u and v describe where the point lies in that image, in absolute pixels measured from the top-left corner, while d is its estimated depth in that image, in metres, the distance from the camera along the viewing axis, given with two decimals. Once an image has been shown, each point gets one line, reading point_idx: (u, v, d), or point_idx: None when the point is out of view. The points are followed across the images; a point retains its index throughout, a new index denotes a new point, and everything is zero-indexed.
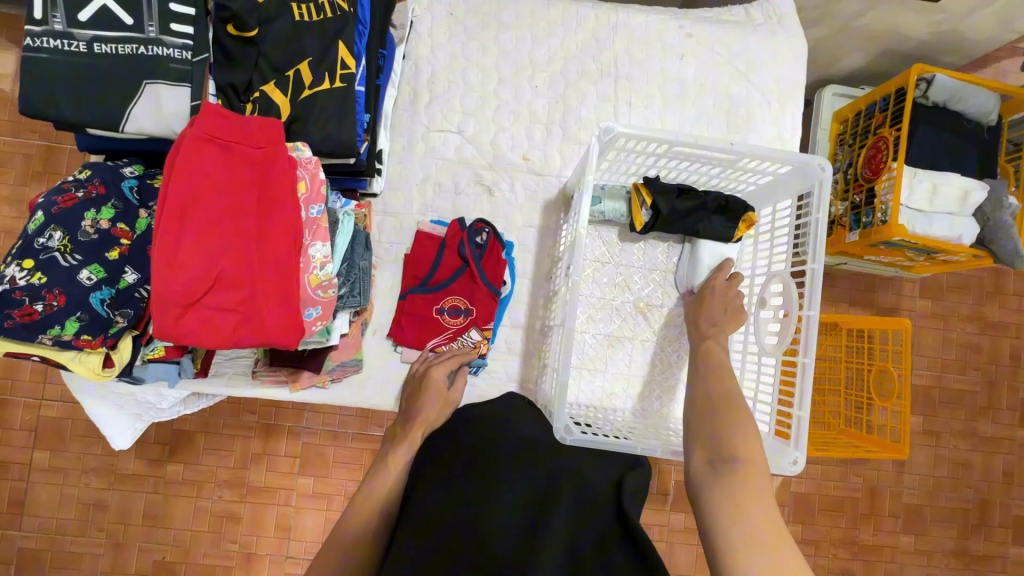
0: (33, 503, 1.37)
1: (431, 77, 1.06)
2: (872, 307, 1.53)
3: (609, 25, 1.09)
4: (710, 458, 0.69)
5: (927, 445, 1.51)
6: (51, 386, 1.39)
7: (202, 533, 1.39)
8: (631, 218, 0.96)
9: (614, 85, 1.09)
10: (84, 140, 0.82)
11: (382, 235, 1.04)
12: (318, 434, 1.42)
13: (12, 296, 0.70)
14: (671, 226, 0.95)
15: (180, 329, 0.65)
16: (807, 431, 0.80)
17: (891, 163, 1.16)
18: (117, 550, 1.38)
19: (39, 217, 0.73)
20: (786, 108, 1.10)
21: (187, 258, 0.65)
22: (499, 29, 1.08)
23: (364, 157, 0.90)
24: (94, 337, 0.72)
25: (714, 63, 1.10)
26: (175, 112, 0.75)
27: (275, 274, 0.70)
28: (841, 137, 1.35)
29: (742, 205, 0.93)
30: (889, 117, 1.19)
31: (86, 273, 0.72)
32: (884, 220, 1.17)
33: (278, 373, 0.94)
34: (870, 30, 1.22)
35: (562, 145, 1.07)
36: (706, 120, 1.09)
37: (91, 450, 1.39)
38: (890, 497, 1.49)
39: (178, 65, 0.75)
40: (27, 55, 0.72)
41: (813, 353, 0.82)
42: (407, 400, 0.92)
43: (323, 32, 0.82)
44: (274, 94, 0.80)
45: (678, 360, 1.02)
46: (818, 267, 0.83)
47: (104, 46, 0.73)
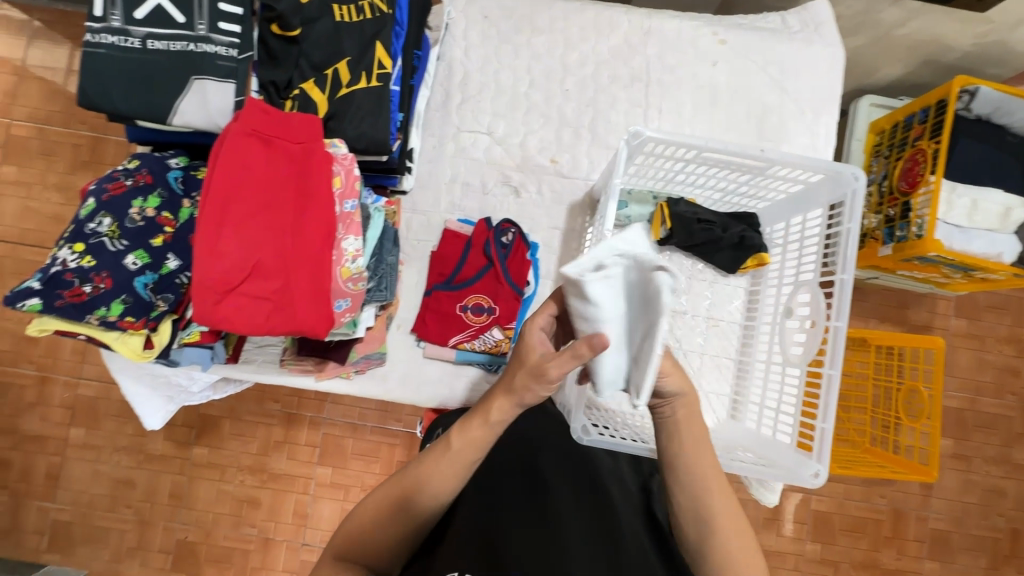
0: (67, 477, 1.43)
1: (464, 78, 1.08)
2: (904, 324, 1.49)
3: (642, 30, 1.09)
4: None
5: (958, 469, 1.46)
6: (88, 366, 1.45)
7: (223, 516, 1.43)
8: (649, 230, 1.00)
9: (645, 91, 1.09)
10: (134, 132, 0.86)
11: (411, 231, 1.06)
12: (338, 425, 1.45)
13: (62, 277, 0.73)
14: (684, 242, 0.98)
15: (217, 314, 0.68)
16: (830, 444, 0.79)
17: (929, 176, 1.13)
18: (143, 527, 1.43)
19: (90, 204, 0.77)
20: (821, 116, 1.08)
21: (226, 247, 0.68)
22: (533, 33, 1.09)
23: (397, 154, 0.93)
24: (137, 319, 0.76)
25: (747, 70, 1.09)
26: (220, 108, 0.78)
27: (308, 266, 0.72)
28: (877, 148, 1.32)
29: (757, 244, 0.97)
30: (929, 128, 1.16)
31: (131, 259, 0.76)
32: (920, 234, 1.14)
33: (305, 363, 0.96)
34: (911, 40, 1.19)
35: (591, 149, 1.08)
36: (737, 127, 1.08)
37: (123, 430, 1.45)
38: (915, 521, 1.44)
39: (225, 62, 0.78)
40: (87, 50, 0.76)
41: (839, 365, 0.81)
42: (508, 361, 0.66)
43: (362, 33, 0.85)
44: (313, 92, 0.83)
45: (700, 368, 1.01)
46: (847, 278, 0.82)
47: (156, 43, 0.77)
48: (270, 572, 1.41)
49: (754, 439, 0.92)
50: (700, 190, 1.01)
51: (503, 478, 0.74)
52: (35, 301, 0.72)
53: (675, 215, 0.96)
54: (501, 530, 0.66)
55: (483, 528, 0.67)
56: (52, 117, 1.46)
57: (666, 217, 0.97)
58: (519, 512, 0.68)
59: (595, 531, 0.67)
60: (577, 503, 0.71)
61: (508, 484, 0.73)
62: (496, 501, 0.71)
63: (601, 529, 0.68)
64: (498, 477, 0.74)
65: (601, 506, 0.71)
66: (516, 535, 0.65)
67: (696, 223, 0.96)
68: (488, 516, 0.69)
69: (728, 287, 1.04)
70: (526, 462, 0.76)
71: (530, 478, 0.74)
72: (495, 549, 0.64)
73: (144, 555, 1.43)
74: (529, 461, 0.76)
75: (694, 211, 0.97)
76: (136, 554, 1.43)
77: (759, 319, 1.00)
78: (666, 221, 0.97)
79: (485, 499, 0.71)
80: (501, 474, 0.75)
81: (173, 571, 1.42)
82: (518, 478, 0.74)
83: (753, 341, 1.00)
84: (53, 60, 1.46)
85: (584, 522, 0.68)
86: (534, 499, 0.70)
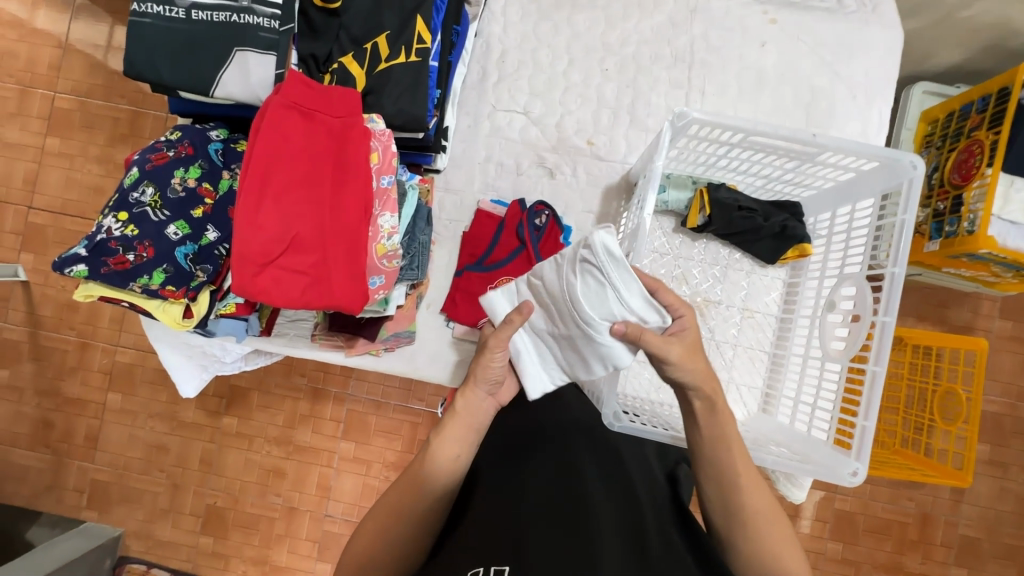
0: (105, 440, 1.50)
1: (501, 56, 1.06)
2: (945, 324, 1.43)
3: (688, 8, 1.06)
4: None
5: (992, 476, 1.41)
6: (125, 335, 1.50)
7: (250, 484, 1.48)
8: (687, 216, 0.98)
9: (687, 72, 1.05)
10: (176, 104, 0.87)
11: (443, 211, 1.05)
12: (362, 402, 1.47)
13: (107, 245, 0.75)
14: (720, 229, 0.95)
15: (256, 286, 0.69)
16: (871, 442, 0.76)
17: (984, 169, 1.07)
18: (175, 491, 1.49)
19: (134, 173, 0.78)
20: (874, 102, 1.03)
21: (266, 220, 0.68)
22: (574, 10, 1.06)
23: (432, 132, 0.92)
24: (177, 288, 0.77)
25: (798, 52, 1.04)
26: (261, 79, 0.78)
27: (344, 241, 0.72)
28: (929, 138, 1.26)
29: (801, 233, 0.94)
30: (988, 118, 1.09)
31: (173, 229, 0.77)
32: (971, 230, 1.09)
33: (335, 338, 0.98)
34: (976, 22, 1.12)
35: (628, 131, 1.05)
36: (783, 112, 1.04)
37: (157, 396, 1.50)
38: (944, 526, 1.40)
39: (266, 34, 0.77)
40: (134, 19, 0.76)
41: (884, 361, 0.77)
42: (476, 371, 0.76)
43: (402, 6, 0.83)
44: (352, 66, 0.82)
45: (732, 360, 0.99)
46: (898, 271, 0.78)
47: (200, 13, 0.77)
48: (294, 540, 1.46)
49: (786, 433, 0.90)
50: (741, 177, 0.98)
51: (526, 465, 0.72)
52: (81, 267, 0.74)
53: (714, 204, 0.93)
54: (522, 514, 0.64)
55: (504, 515, 0.65)
56: (94, 90, 1.49)
57: (705, 203, 0.93)
58: (542, 498, 0.66)
59: (623, 526, 0.65)
60: (603, 493, 0.68)
61: (531, 470, 0.71)
62: (517, 486, 0.69)
63: (627, 525, 0.65)
64: (522, 463, 0.73)
65: (625, 502, 0.68)
66: (539, 524, 0.63)
67: (734, 213, 0.93)
68: (509, 503, 0.66)
69: (765, 279, 1.01)
70: (551, 449, 0.75)
71: (556, 464, 0.72)
72: (518, 535, 0.61)
73: (176, 517, 1.48)
74: (552, 448, 0.75)
75: (737, 197, 0.94)
76: (168, 515, 1.48)
77: (797, 312, 0.97)
78: (705, 208, 0.94)
79: (506, 486, 0.70)
80: (522, 461, 0.73)
81: (202, 534, 1.48)
82: (544, 465, 0.72)
83: (790, 334, 0.97)
84: (96, 35, 1.49)
85: (612, 513, 0.66)
86: (560, 486, 0.68)
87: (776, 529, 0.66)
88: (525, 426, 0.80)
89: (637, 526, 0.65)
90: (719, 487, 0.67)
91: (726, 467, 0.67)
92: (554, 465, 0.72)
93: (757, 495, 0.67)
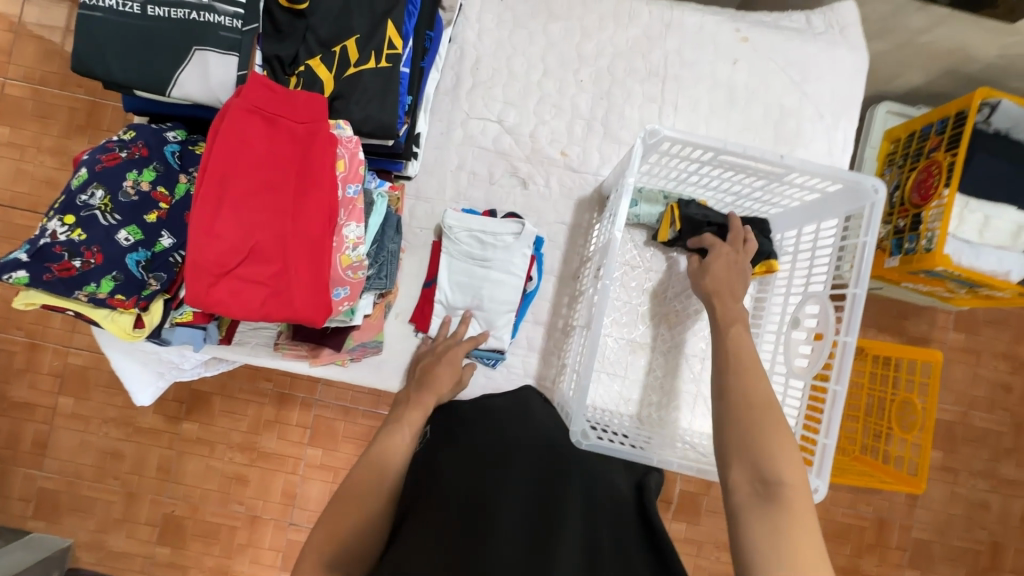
0: (55, 446, 1.42)
1: (476, 63, 1.05)
2: (902, 335, 1.48)
3: (663, 22, 1.06)
4: (753, 482, 0.61)
5: (944, 481, 1.46)
6: (78, 336, 1.43)
7: (211, 492, 1.42)
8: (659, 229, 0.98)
9: (661, 86, 1.06)
10: (131, 102, 0.83)
11: (413, 219, 1.03)
12: (330, 407, 1.44)
13: (51, 250, 0.71)
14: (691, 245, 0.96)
15: (211, 297, 0.66)
16: (832, 460, 0.78)
17: (942, 189, 1.11)
18: (130, 499, 1.42)
19: (83, 173, 0.74)
20: (840, 122, 1.05)
21: (223, 228, 0.66)
22: (550, 19, 1.06)
23: (403, 139, 0.90)
24: (128, 297, 0.72)
25: (768, 71, 1.06)
26: (221, 81, 0.74)
27: (307, 252, 0.69)
28: (891, 157, 1.30)
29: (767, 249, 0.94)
30: (946, 140, 1.13)
31: (124, 234, 0.73)
32: (928, 247, 1.13)
33: (300, 348, 0.94)
34: (936, 48, 1.15)
35: (602, 143, 1.05)
36: (754, 128, 1.06)
37: (112, 401, 1.43)
38: (899, 529, 1.45)
39: (227, 33, 0.74)
40: (83, 12, 0.72)
41: (845, 381, 0.79)
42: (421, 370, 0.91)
43: (372, 11, 0.81)
44: (319, 70, 0.80)
45: (700, 373, 1.01)
46: (859, 292, 0.80)
47: (157, 9, 0.73)
48: (256, 549, 1.41)
49: None
50: (712, 193, 0.99)
51: (501, 473, 0.71)
52: (22, 273, 0.69)
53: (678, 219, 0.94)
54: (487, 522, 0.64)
55: (471, 519, 0.65)
56: (48, 79, 1.42)
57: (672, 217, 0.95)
58: (513, 517, 0.66)
59: (584, 544, 0.65)
60: (577, 511, 0.67)
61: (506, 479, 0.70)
62: (486, 491, 0.68)
63: (586, 545, 0.65)
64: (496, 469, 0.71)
65: (588, 519, 0.68)
66: (504, 538, 0.63)
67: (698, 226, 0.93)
68: (473, 513, 0.66)
69: None
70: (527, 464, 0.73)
71: (531, 477, 0.71)
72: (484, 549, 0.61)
73: (130, 527, 1.42)
74: (531, 461, 0.74)
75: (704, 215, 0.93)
76: (122, 525, 1.42)
77: (763, 328, 0.99)
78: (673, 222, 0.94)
79: (472, 492, 0.68)
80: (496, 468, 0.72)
81: (159, 544, 1.42)
82: (521, 475, 0.71)
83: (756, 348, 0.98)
84: (50, 19, 1.41)
85: (577, 532, 0.65)
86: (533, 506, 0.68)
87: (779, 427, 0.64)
88: (503, 432, 0.79)
89: (593, 547, 0.65)
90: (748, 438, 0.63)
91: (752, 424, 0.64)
92: (526, 477, 0.71)
93: (788, 447, 0.62)
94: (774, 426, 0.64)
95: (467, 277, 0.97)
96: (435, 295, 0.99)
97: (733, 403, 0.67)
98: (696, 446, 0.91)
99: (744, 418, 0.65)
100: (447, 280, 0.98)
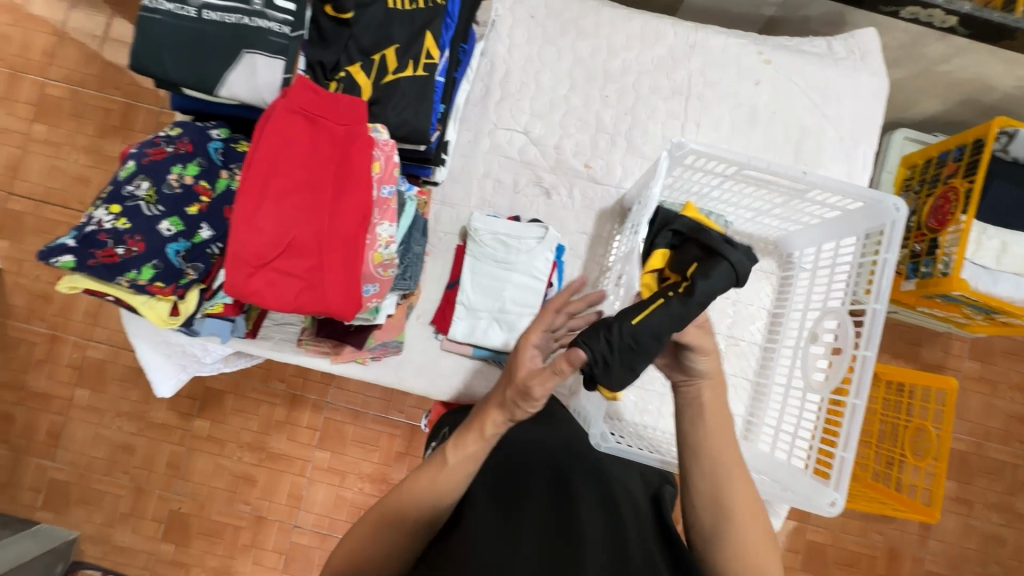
0: (68, 437, 1.44)
1: (505, 76, 1.09)
2: (916, 361, 1.48)
3: (687, 43, 1.09)
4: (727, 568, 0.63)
5: (958, 513, 1.44)
6: (99, 329, 1.46)
7: (218, 490, 1.43)
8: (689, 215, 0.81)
9: (684, 104, 1.09)
10: (179, 101, 0.87)
11: (439, 224, 1.06)
12: (341, 411, 1.45)
13: (96, 237, 0.74)
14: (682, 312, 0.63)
15: (249, 287, 0.68)
16: (850, 474, 0.78)
17: (960, 215, 1.12)
18: (138, 494, 1.43)
19: (130, 165, 0.78)
20: (859, 144, 1.07)
21: (264, 223, 0.68)
22: (578, 37, 1.09)
23: (434, 145, 0.93)
24: (167, 285, 0.76)
25: (789, 92, 1.09)
26: (267, 82, 0.78)
27: (342, 247, 0.72)
28: (907, 182, 1.31)
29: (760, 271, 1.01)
30: (964, 166, 1.15)
31: (166, 225, 0.76)
32: (945, 271, 1.13)
33: (322, 344, 0.96)
34: (955, 76, 1.17)
35: (624, 157, 1.08)
36: (774, 147, 1.08)
37: (128, 394, 1.46)
38: (911, 561, 1.43)
39: (277, 39, 0.78)
40: (144, 14, 0.76)
41: (864, 395, 0.80)
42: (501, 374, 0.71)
43: (412, 22, 0.85)
44: (359, 76, 0.84)
45: (717, 385, 1.02)
46: (879, 308, 0.81)
47: (212, 14, 0.77)
48: (259, 551, 1.41)
49: (766, 462, 0.91)
50: (732, 209, 1.01)
51: (522, 480, 0.73)
52: (68, 258, 0.73)
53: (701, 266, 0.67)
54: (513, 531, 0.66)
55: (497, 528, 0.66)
56: (88, 80, 1.47)
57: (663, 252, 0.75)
58: (535, 525, 0.67)
59: (608, 546, 0.65)
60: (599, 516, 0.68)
61: (528, 485, 0.72)
62: (515, 503, 0.70)
63: (610, 550, 0.64)
64: (518, 477, 0.74)
65: (610, 521, 0.68)
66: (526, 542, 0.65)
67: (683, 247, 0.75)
68: (500, 518, 0.68)
69: (751, 308, 1.04)
70: (549, 473, 0.74)
71: (554, 485, 0.72)
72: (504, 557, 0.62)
73: (137, 522, 1.43)
74: (551, 471, 0.74)
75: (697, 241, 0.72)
76: (129, 519, 1.43)
77: (780, 342, 0.99)
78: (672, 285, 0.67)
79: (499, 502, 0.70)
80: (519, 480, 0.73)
81: (163, 541, 1.42)
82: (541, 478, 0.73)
83: (773, 363, 0.99)
84: (92, 26, 1.48)
85: (599, 537, 0.65)
86: (555, 513, 0.68)
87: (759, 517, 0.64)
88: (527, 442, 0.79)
89: (616, 547, 0.65)
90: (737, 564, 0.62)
91: (751, 552, 0.62)
92: (552, 483, 0.72)
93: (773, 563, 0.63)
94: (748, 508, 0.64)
95: (491, 280, 0.99)
96: (457, 297, 1.00)
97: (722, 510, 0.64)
98: None
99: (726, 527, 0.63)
100: (469, 284, 1.00)
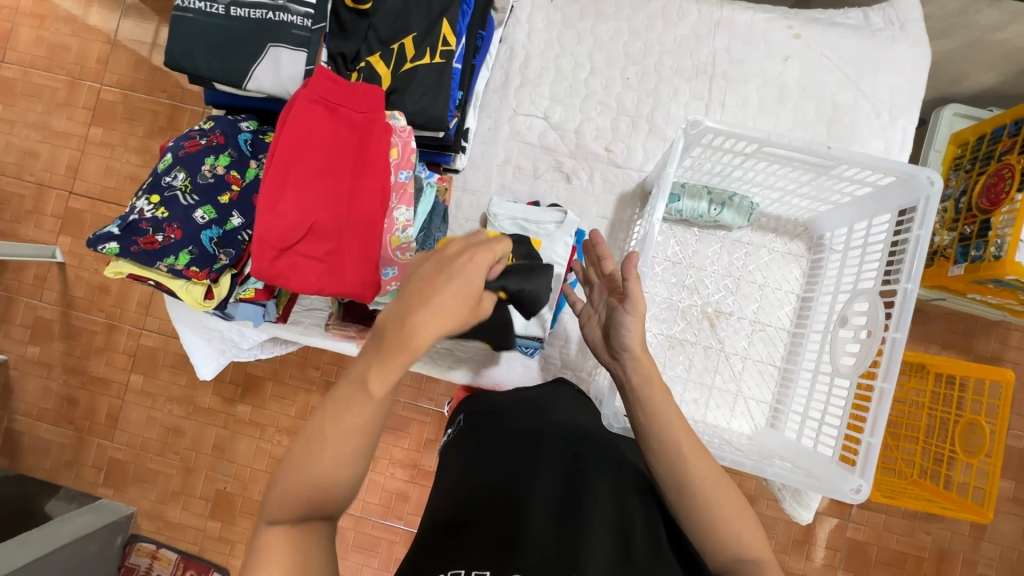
0: (125, 420, 1.55)
1: (525, 62, 1.09)
2: (969, 353, 1.39)
3: (711, 21, 1.06)
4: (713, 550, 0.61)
5: (1016, 514, 1.35)
6: (150, 319, 1.56)
7: (259, 472, 1.51)
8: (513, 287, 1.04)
9: (708, 84, 1.06)
10: (212, 96, 0.91)
11: (459, 210, 1.07)
12: None
13: (138, 226, 0.79)
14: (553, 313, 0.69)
15: (274, 269, 0.72)
16: (875, 461, 0.74)
17: (1015, 195, 1.04)
18: (187, 474, 1.53)
19: (168, 158, 0.82)
20: (897, 120, 1.02)
21: (287, 208, 0.71)
22: (598, 19, 1.08)
23: (453, 132, 0.94)
24: (201, 269, 0.80)
25: (821, 68, 1.04)
26: (291, 74, 0.81)
27: (359, 232, 0.74)
28: (957, 161, 1.23)
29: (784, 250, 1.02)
30: (1019, 142, 1.07)
31: (200, 213, 0.81)
32: (997, 255, 1.06)
33: (348, 329, 0.98)
34: (1010, 45, 1.09)
35: (646, 140, 1.06)
36: (805, 126, 1.04)
37: (177, 379, 1.55)
38: (963, 564, 1.35)
39: (299, 31, 0.81)
40: (177, 13, 0.81)
41: (894, 378, 0.76)
42: (418, 277, 0.48)
43: (429, 10, 0.86)
44: (379, 65, 0.86)
45: (742, 370, 1.00)
46: (912, 288, 0.76)
47: (238, 10, 0.81)
48: None
49: (792, 450, 0.89)
50: (758, 189, 0.97)
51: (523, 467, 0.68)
52: (113, 245, 0.78)
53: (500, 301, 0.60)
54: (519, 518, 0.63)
55: (501, 524, 0.62)
56: (137, 84, 1.57)
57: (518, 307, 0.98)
58: (543, 514, 0.63)
59: (615, 530, 0.63)
60: (609, 503, 0.65)
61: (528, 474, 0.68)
62: (521, 490, 0.66)
63: (617, 537, 0.62)
64: (519, 464, 0.69)
65: (618, 504, 0.65)
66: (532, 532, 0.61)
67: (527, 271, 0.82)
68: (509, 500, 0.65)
69: (780, 291, 1.01)
70: (552, 455, 0.70)
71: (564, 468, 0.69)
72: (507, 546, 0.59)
73: (187, 500, 1.52)
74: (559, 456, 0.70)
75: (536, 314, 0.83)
76: (179, 497, 1.52)
77: (809, 327, 0.96)
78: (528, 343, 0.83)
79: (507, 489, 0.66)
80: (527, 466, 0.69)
81: (210, 518, 1.51)
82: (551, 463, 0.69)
83: (801, 348, 0.96)
84: (142, 33, 1.57)
85: (604, 525, 0.62)
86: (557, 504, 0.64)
87: (727, 495, 0.62)
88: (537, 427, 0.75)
89: (624, 532, 0.63)
90: (711, 535, 0.61)
91: (722, 523, 0.61)
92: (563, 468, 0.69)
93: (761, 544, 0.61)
94: (715, 485, 0.62)
95: None
96: None
97: (685, 489, 0.62)
98: (730, 443, 0.89)
99: (694, 506, 0.62)
100: None
